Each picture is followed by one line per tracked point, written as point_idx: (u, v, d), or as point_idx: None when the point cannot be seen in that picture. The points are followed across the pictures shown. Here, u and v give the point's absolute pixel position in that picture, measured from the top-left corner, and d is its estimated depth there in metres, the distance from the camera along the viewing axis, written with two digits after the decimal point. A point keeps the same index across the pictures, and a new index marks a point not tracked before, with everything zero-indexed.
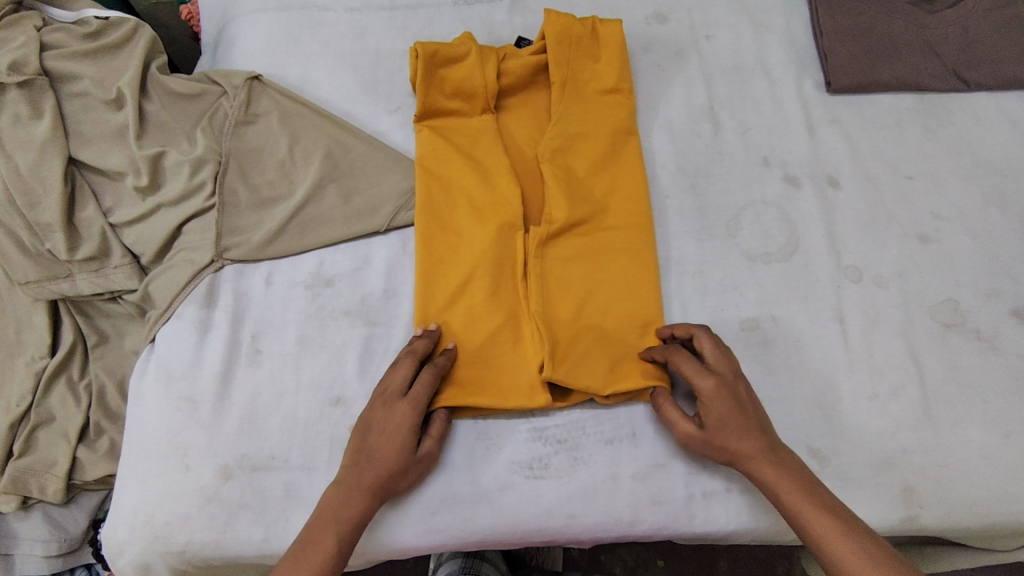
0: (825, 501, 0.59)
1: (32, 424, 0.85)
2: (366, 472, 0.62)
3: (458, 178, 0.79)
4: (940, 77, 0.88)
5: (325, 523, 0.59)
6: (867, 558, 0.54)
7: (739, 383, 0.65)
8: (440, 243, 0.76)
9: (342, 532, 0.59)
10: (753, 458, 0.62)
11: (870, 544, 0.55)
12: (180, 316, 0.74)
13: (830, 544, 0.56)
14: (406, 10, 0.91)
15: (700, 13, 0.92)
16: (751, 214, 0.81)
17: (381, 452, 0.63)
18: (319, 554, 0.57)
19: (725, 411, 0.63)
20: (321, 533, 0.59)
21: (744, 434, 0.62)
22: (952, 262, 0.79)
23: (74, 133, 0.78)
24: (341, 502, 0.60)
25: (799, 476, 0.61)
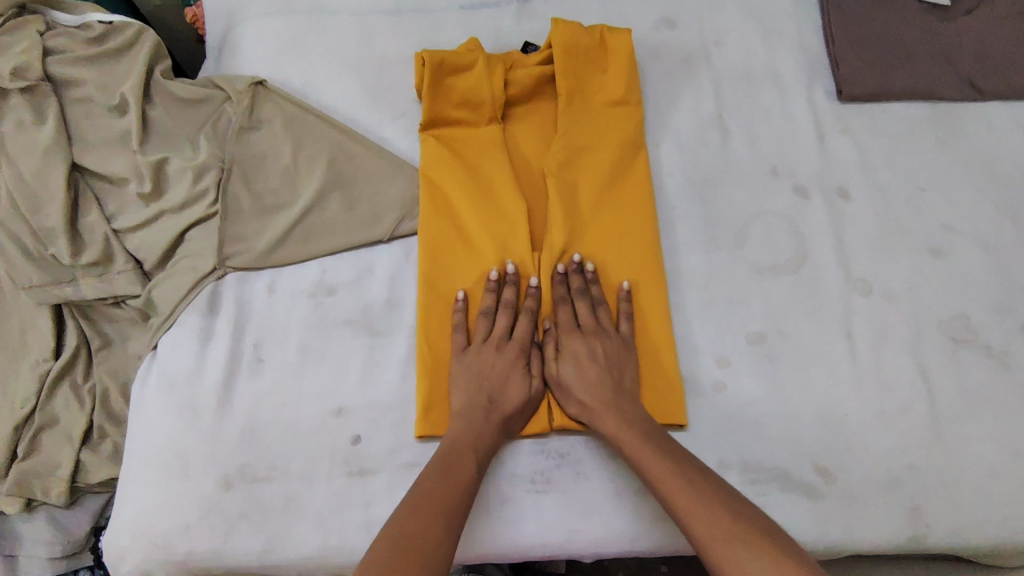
0: (666, 448, 0.62)
1: (37, 427, 0.85)
2: (492, 414, 0.66)
3: (461, 191, 0.78)
4: (953, 86, 0.86)
5: (463, 450, 0.63)
6: (691, 491, 0.57)
7: (598, 342, 0.70)
8: (448, 254, 0.76)
9: (479, 461, 0.62)
10: (593, 407, 0.67)
11: (696, 477, 0.58)
12: (183, 324, 0.74)
13: (661, 485, 0.59)
14: (412, 14, 0.90)
15: (710, 18, 0.91)
16: (758, 225, 0.80)
17: (500, 394, 0.67)
18: (464, 475, 0.60)
19: (580, 366, 0.69)
20: (459, 459, 0.61)
21: (589, 391, 0.67)
22: (963, 277, 0.78)
23: (78, 139, 0.77)
24: (476, 433, 0.64)
25: (641, 424, 0.64)
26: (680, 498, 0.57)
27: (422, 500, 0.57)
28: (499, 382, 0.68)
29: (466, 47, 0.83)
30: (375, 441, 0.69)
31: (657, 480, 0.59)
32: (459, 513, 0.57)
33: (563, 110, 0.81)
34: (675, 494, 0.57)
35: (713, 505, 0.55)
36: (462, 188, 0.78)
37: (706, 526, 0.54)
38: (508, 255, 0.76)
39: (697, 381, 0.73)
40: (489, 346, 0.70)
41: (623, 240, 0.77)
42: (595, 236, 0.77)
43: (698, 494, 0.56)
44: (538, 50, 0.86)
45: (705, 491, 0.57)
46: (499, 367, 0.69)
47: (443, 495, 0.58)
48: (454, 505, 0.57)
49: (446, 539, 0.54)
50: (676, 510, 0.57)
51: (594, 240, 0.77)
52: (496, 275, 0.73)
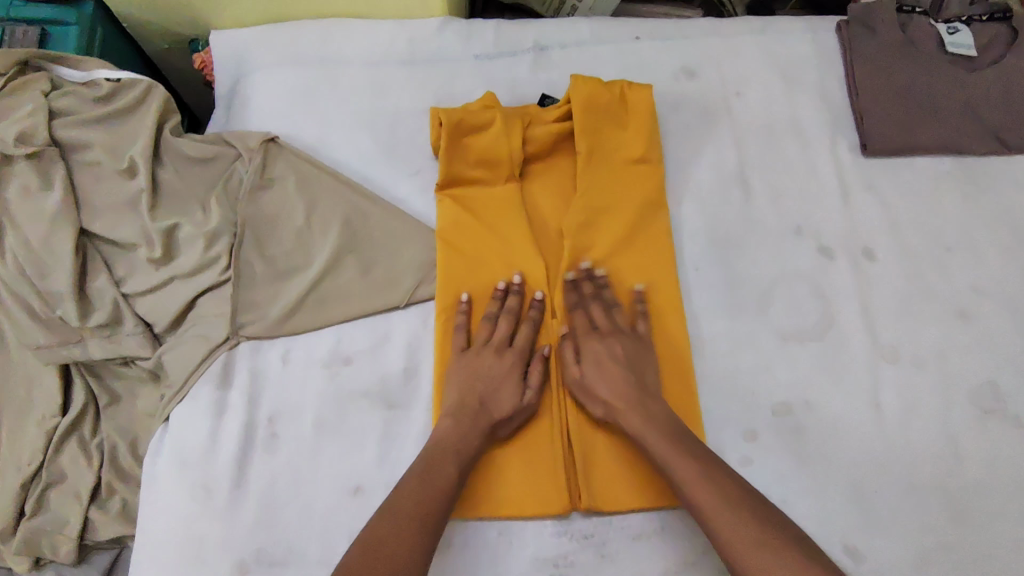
0: (692, 450, 0.63)
1: (44, 484, 0.83)
2: (479, 418, 0.67)
3: (483, 242, 0.77)
4: (980, 140, 0.84)
5: (445, 452, 0.64)
6: (717, 496, 0.60)
7: (616, 342, 0.71)
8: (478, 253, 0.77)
9: (462, 465, 0.64)
10: (619, 407, 0.67)
11: (726, 484, 0.61)
12: (195, 397, 0.72)
13: (688, 485, 0.61)
14: (426, 64, 0.88)
15: (731, 67, 0.89)
16: (782, 288, 0.78)
17: (496, 398, 0.68)
18: (442, 478, 0.62)
19: (600, 366, 0.70)
20: (441, 464, 0.63)
21: (644, 395, 0.68)
22: (992, 342, 0.76)
23: (86, 203, 0.75)
24: (459, 436, 0.65)
25: (695, 429, 0.65)
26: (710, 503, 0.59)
27: (393, 507, 0.60)
28: (492, 386, 0.69)
29: (482, 102, 0.81)
30: None
31: (688, 484, 0.61)
32: (430, 509, 0.60)
33: (584, 160, 0.79)
34: (693, 491, 0.61)
35: (738, 509, 0.59)
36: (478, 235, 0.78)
37: (736, 529, 0.58)
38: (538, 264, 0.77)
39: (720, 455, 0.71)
40: (489, 350, 0.71)
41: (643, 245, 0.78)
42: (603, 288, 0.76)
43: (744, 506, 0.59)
44: (555, 103, 0.84)
45: (731, 492, 0.60)
46: (496, 370, 0.70)
47: (417, 496, 0.61)
48: (431, 506, 0.60)
49: (418, 540, 0.58)
50: (704, 516, 0.60)
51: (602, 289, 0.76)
52: (501, 285, 0.74)
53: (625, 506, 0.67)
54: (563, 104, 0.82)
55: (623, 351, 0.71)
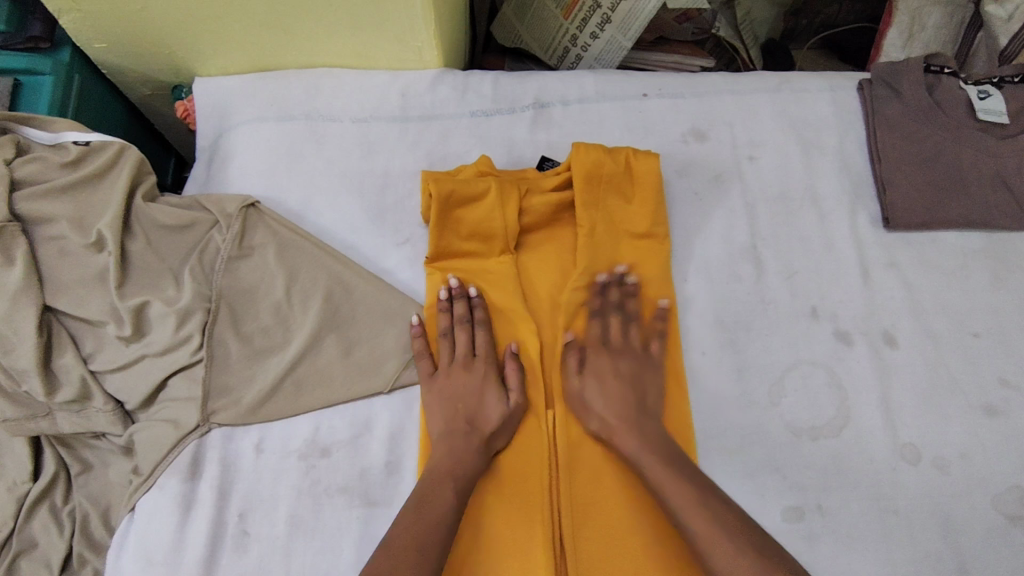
0: (681, 468, 0.61)
1: (14, 552, 0.78)
2: (471, 437, 0.66)
3: (489, 271, 0.75)
4: (1013, 215, 0.78)
5: (442, 478, 0.62)
6: (713, 521, 0.57)
7: (623, 362, 0.71)
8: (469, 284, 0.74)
9: (458, 492, 0.62)
10: (620, 429, 0.66)
11: (715, 504, 0.58)
12: (162, 488, 0.67)
13: (682, 512, 0.58)
14: (418, 122, 0.83)
15: (743, 129, 0.83)
16: (796, 377, 0.72)
17: (476, 417, 0.67)
18: (439, 505, 0.60)
19: (613, 387, 0.68)
20: (438, 487, 0.61)
21: (616, 410, 0.67)
22: (1021, 442, 0.70)
23: (51, 278, 0.70)
24: (456, 458, 0.64)
25: (662, 446, 0.64)
26: (698, 520, 0.57)
27: (392, 539, 0.57)
28: (475, 402, 0.68)
29: (475, 170, 0.76)
30: None
31: (680, 507, 0.59)
32: (428, 536, 0.58)
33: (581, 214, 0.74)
34: (693, 520, 0.57)
35: (739, 542, 0.55)
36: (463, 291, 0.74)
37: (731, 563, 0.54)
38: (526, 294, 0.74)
39: None
40: (457, 367, 0.71)
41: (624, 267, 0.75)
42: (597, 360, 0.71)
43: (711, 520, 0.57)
44: (554, 168, 0.79)
45: (727, 520, 0.57)
46: (472, 385, 0.69)
47: (418, 525, 0.58)
48: (430, 536, 0.58)
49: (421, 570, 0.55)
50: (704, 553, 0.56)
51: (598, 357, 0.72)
52: (470, 291, 0.72)
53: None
54: (561, 171, 0.77)
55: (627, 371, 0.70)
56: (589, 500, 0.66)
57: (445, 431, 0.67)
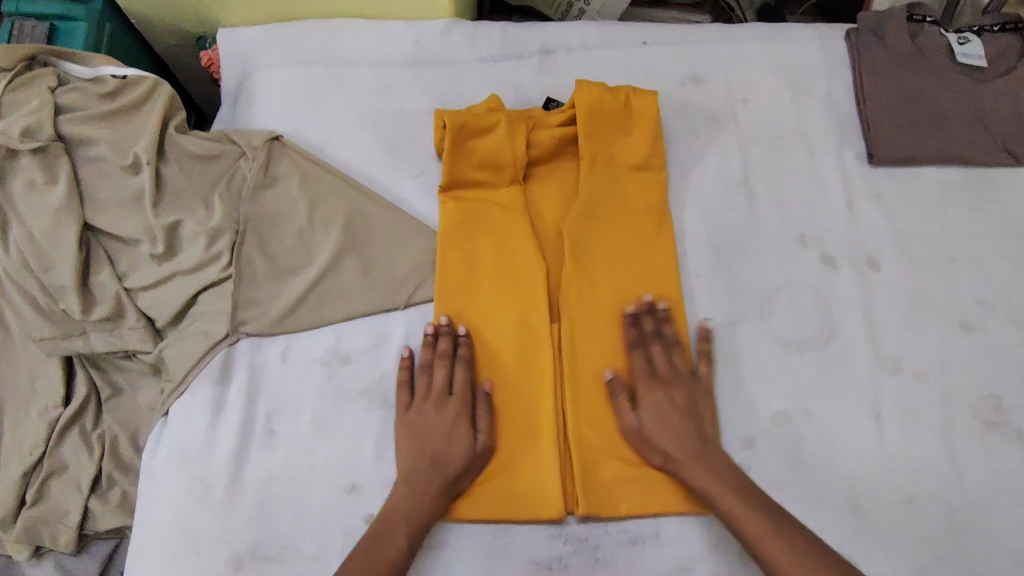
0: (759, 506, 0.63)
1: (45, 472, 0.82)
2: (433, 478, 0.65)
3: (498, 227, 0.78)
4: (988, 152, 0.83)
5: (397, 522, 0.63)
6: (796, 560, 0.59)
7: (676, 391, 0.70)
8: (470, 246, 0.77)
9: (411, 533, 0.63)
10: (684, 462, 0.66)
11: (803, 544, 0.60)
12: (194, 392, 0.73)
13: (764, 547, 0.61)
14: (431, 66, 0.88)
15: (737, 74, 0.88)
16: (784, 296, 0.77)
17: (441, 452, 0.67)
18: (390, 551, 0.62)
19: (666, 417, 0.68)
20: (388, 534, 0.62)
21: (671, 439, 0.67)
22: (995, 355, 0.75)
23: (90, 198, 0.75)
24: (413, 502, 0.64)
25: (730, 478, 0.65)
26: (789, 568, 0.59)
27: None
28: (442, 441, 0.67)
29: (486, 105, 0.81)
30: None
31: (764, 546, 0.61)
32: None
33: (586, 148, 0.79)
34: (784, 563, 0.59)
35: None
36: (474, 221, 0.78)
37: None
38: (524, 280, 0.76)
39: None
40: (431, 404, 0.69)
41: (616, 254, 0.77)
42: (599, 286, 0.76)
43: (801, 563, 0.59)
44: (560, 107, 0.84)
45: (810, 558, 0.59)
46: (442, 423, 0.68)
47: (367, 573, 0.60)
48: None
49: None
50: None
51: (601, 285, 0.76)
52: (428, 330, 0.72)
53: (620, 513, 0.67)
54: (567, 108, 0.82)
55: (682, 399, 0.69)
56: (594, 472, 0.69)
57: (409, 470, 0.66)
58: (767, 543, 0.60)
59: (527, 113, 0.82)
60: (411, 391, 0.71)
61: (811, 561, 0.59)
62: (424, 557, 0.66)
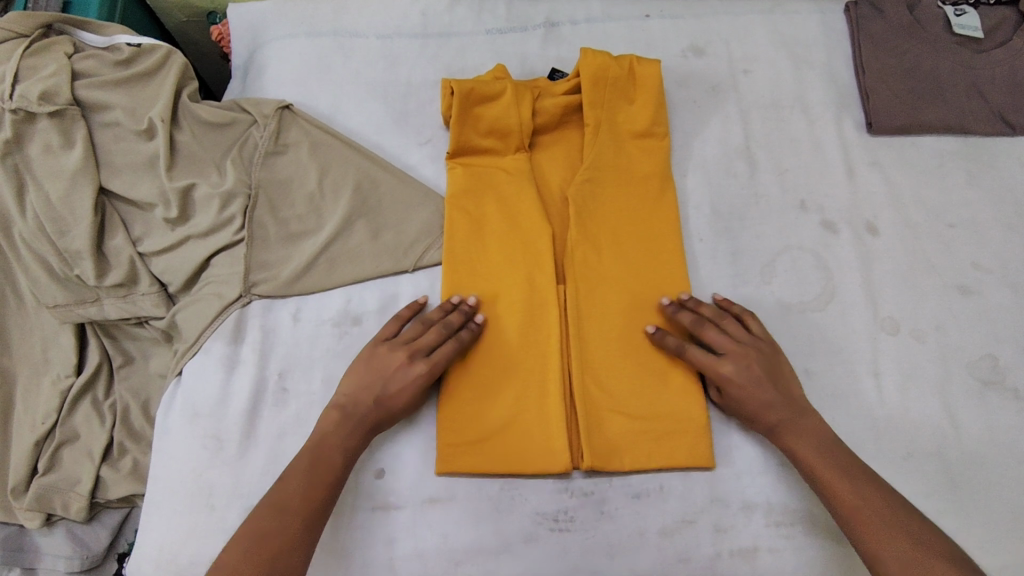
0: (841, 460, 0.63)
1: (57, 442, 0.83)
2: (371, 414, 0.66)
3: (505, 193, 0.80)
4: (984, 121, 0.85)
5: (332, 448, 0.64)
6: (870, 507, 0.59)
7: (759, 360, 0.68)
8: (478, 211, 0.79)
9: (347, 455, 0.64)
10: (780, 428, 0.66)
11: (872, 491, 0.61)
12: (208, 351, 0.74)
13: (842, 500, 0.61)
14: (438, 38, 0.90)
15: (739, 46, 0.90)
16: (785, 260, 0.79)
17: (390, 395, 0.67)
18: (326, 474, 0.63)
19: (748, 386, 0.67)
20: (327, 455, 0.64)
21: (762, 409, 0.67)
22: (991, 317, 0.77)
23: (105, 163, 0.77)
24: (348, 433, 0.65)
25: (819, 439, 0.65)
26: (863, 515, 0.59)
27: (279, 502, 0.61)
28: (391, 386, 0.67)
29: (493, 75, 0.83)
30: (398, 475, 0.69)
31: (843, 497, 0.61)
32: (310, 506, 0.61)
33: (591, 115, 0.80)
34: (856, 508, 0.60)
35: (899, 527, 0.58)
36: (483, 186, 0.80)
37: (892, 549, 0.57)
38: (529, 244, 0.77)
39: (718, 418, 0.72)
40: (390, 345, 0.69)
41: (621, 218, 0.79)
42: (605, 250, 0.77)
43: (871, 506, 0.59)
44: (565, 76, 0.85)
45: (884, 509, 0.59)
46: (389, 367, 0.68)
47: (304, 492, 0.61)
48: (318, 499, 0.61)
49: (300, 535, 0.59)
50: (860, 534, 0.59)
51: (606, 248, 0.77)
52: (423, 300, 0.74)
53: (624, 467, 0.69)
54: (573, 78, 0.83)
55: (764, 368, 0.68)
56: (601, 430, 0.70)
57: (351, 401, 0.67)
58: (859, 513, 0.60)
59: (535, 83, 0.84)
60: (381, 333, 0.71)
61: (881, 502, 0.60)
62: (433, 509, 0.68)
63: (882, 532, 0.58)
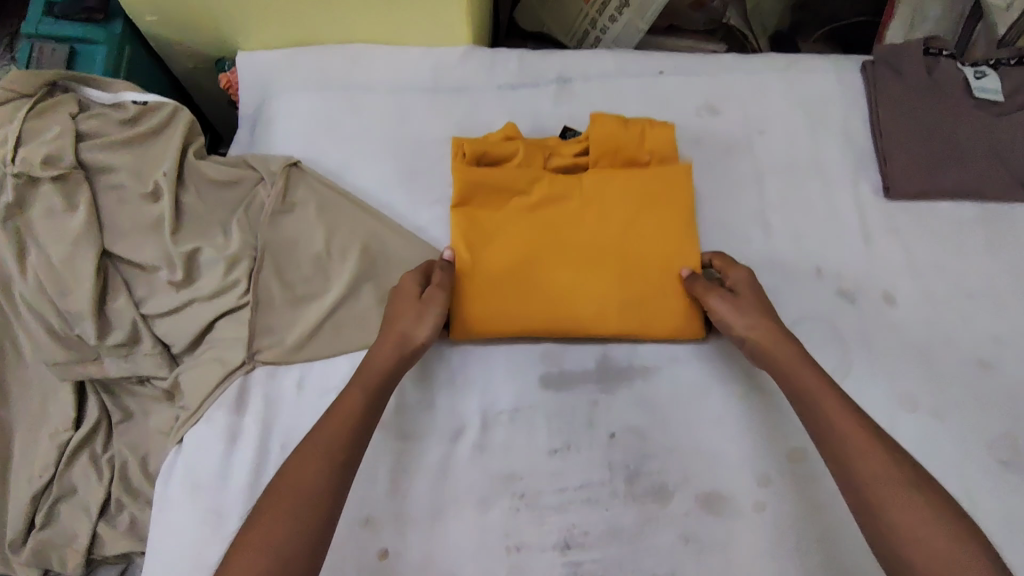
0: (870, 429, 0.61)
1: (55, 496, 0.81)
2: (394, 338, 0.68)
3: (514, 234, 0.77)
4: (1005, 187, 0.83)
5: (353, 384, 0.65)
6: (892, 474, 0.57)
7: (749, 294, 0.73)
8: (486, 251, 0.76)
9: (367, 394, 0.65)
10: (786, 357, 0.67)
11: (900, 464, 0.58)
12: (210, 420, 0.72)
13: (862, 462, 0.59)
14: (449, 93, 0.89)
15: (754, 105, 0.88)
16: (801, 330, 0.77)
17: (409, 322, 0.69)
18: (347, 411, 0.63)
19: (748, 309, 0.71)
20: (347, 394, 0.65)
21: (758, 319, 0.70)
22: (1012, 394, 0.75)
23: (109, 226, 0.75)
24: (373, 361, 0.67)
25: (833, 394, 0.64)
26: (884, 482, 0.57)
27: (306, 444, 0.61)
28: (412, 319, 0.69)
29: (504, 132, 0.81)
30: (403, 555, 0.67)
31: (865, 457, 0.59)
32: (342, 451, 0.61)
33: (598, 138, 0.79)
34: (875, 473, 0.58)
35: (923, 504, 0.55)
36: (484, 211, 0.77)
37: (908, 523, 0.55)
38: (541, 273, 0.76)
39: (732, 500, 0.70)
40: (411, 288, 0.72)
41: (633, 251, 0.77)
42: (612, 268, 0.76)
43: (896, 476, 0.57)
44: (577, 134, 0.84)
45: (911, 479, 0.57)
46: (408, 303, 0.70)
47: (325, 434, 0.62)
48: (338, 447, 0.61)
49: (318, 480, 0.59)
50: (875, 505, 0.57)
51: (613, 267, 0.76)
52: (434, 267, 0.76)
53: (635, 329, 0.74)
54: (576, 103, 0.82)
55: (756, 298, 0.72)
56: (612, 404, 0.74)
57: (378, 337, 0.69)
58: (876, 484, 0.57)
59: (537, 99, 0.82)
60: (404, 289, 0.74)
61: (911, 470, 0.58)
62: None
63: (907, 509, 0.55)
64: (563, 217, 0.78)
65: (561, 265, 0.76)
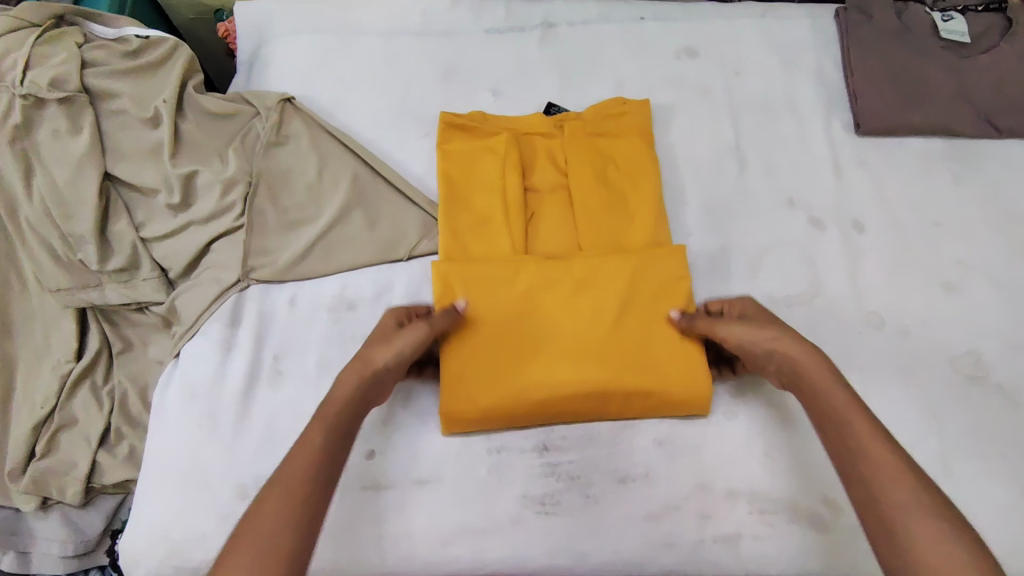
0: None
1: (55, 426, 0.81)
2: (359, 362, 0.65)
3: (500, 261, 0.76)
4: (971, 124, 0.87)
5: (316, 419, 0.60)
6: None
7: (750, 313, 0.71)
8: (475, 286, 0.74)
9: (332, 429, 0.59)
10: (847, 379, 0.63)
11: None
12: (205, 333, 0.76)
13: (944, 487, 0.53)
14: (439, 36, 0.93)
15: (731, 48, 0.92)
16: (772, 255, 0.81)
17: (378, 351, 0.66)
18: (308, 447, 0.57)
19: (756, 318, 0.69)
20: (310, 429, 0.59)
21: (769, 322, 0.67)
22: (975, 314, 0.78)
23: (111, 149, 0.79)
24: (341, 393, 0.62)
25: None
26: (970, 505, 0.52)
27: (277, 481, 0.55)
28: (386, 342, 0.67)
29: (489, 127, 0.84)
30: (389, 456, 0.70)
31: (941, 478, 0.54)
32: (304, 490, 0.54)
33: (580, 179, 0.81)
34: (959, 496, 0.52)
35: None
36: (476, 286, 0.74)
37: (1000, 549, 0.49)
38: (534, 292, 0.74)
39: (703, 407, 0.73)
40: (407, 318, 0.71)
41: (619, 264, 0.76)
42: (609, 337, 0.73)
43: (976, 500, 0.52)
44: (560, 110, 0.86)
45: None
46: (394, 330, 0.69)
47: (290, 468, 0.55)
48: (308, 483, 0.55)
49: (286, 519, 0.52)
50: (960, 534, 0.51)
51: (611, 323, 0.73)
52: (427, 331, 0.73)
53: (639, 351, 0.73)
54: (556, 127, 0.85)
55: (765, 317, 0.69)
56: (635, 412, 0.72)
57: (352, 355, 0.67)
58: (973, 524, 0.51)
59: (520, 133, 0.85)
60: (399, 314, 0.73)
61: None
62: (422, 490, 0.69)
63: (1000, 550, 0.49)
64: (557, 277, 0.75)
65: (550, 286, 0.75)
